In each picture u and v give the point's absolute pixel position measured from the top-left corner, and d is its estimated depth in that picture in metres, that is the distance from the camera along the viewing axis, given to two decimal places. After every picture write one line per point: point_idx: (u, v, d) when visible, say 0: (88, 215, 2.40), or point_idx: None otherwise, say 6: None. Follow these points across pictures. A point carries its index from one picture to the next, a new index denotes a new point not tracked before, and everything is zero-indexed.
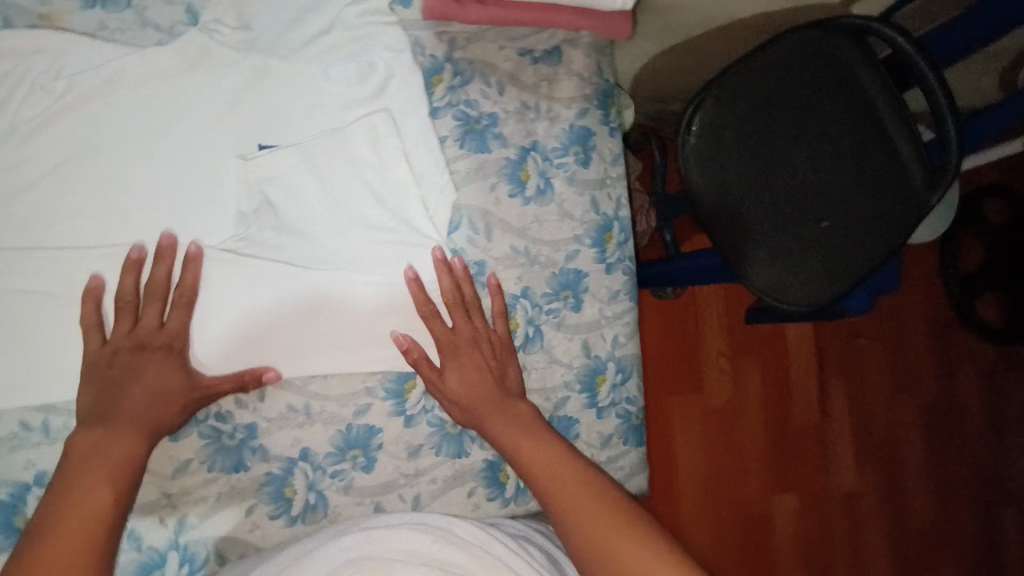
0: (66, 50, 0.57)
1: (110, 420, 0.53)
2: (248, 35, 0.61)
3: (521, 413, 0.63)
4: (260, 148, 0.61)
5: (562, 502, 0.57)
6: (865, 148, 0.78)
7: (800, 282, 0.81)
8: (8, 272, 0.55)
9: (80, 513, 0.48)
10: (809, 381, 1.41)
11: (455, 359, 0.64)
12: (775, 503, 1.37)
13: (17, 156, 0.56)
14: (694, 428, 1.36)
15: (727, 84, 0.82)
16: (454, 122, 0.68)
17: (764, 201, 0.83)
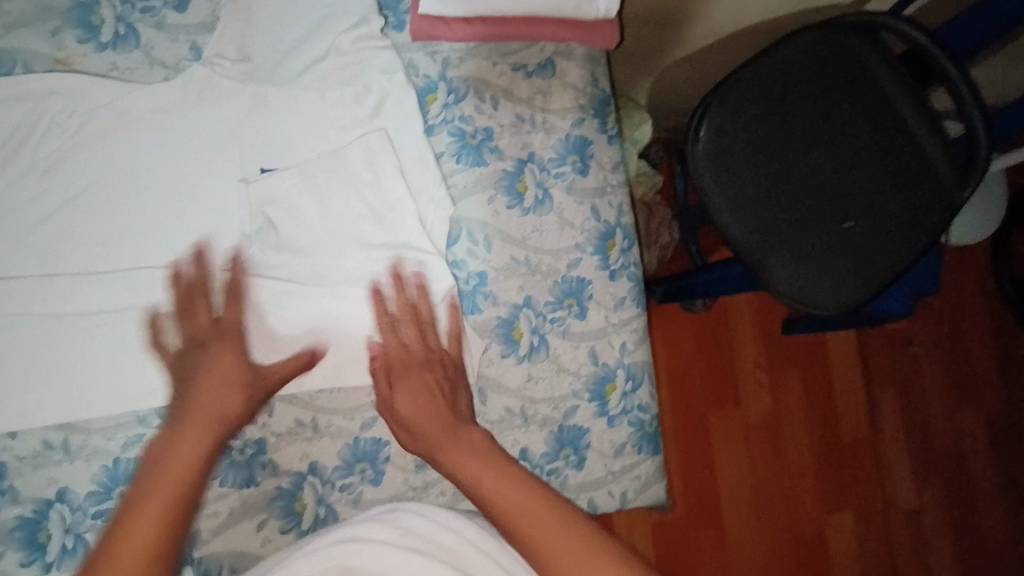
0: (82, 90, 0.61)
1: (177, 427, 0.53)
2: (248, 67, 0.65)
3: (469, 436, 0.57)
4: (262, 171, 0.65)
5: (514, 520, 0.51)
6: (888, 146, 0.82)
7: (828, 284, 0.82)
8: (29, 298, 0.59)
9: (134, 525, 0.46)
10: (854, 390, 1.37)
11: (403, 378, 0.61)
12: (830, 521, 1.33)
13: (38, 189, 0.61)
14: (736, 445, 1.33)
15: (736, 88, 0.85)
16: (449, 138, 0.70)
17: (784, 202, 0.84)
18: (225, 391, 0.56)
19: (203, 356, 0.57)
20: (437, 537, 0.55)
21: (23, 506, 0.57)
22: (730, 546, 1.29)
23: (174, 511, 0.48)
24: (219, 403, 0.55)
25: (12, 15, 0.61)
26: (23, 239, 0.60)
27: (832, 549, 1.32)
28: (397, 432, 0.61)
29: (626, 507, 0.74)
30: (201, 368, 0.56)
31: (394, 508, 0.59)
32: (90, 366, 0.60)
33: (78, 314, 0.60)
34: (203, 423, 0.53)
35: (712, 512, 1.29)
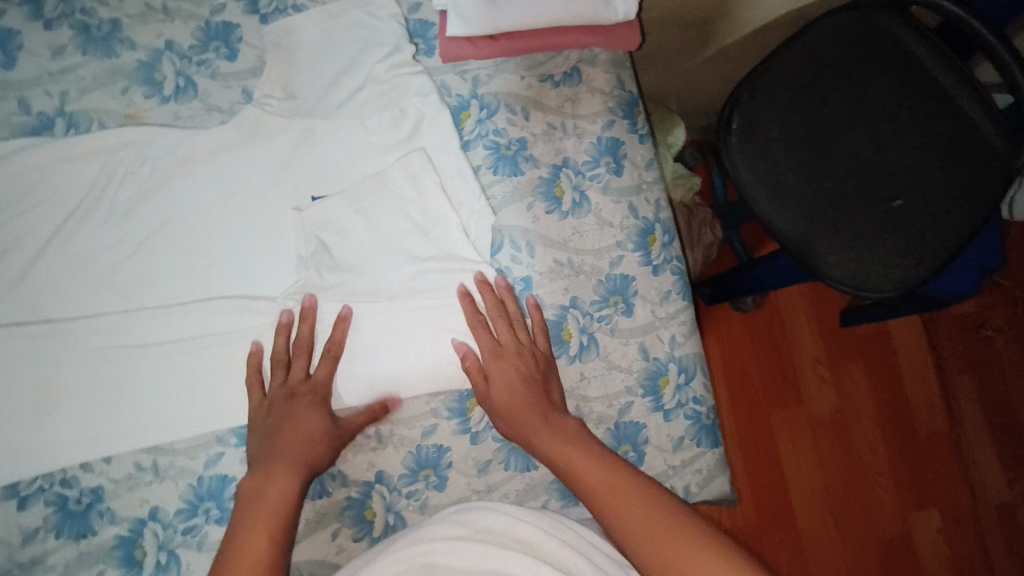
0: (150, 140, 0.67)
1: (266, 468, 0.58)
2: (294, 104, 0.71)
3: (565, 425, 0.62)
4: (312, 199, 0.69)
5: (609, 507, 0.55)
6: (930, 120, 0.80)
7: (881, 267, 0.80)
8: (115, 332, 0.64)
9: (241, 552, 0.52)
10: (925, 379, 1.33)
11: (499, 365, 0.66)
12: (914, 518, 1.27)
13: (116, 234, 0.66)
14: (803, 445, 1.29)
15: (764, 80, 0.85)
16: (485, 151, 0.74)
17: (826, 187, 0.83)
18: (307, 440, 0.61)
19: (289, 409, 0.62)
20: (510, 531, 0.57)
21: (119, 525, 0.61)
22: (808, 551, 1.24)
23: (275, 540, 0.54)
24: (301, 447, 0.60)
25: (86, 79, 0.68)
26: (107, 279, 0.65)
27: (919, 548, 1.26)
28: (493, 418, 0.66)
29: (690, 501, 0.73)
30: (287, 420, 0.61)
31: (464, 508, 0.61)
32: (172, 391, 0.64)
33: (159, 343, 0.65)
34: (290, 465, 0.59)
35: (786, 515, 1.25)
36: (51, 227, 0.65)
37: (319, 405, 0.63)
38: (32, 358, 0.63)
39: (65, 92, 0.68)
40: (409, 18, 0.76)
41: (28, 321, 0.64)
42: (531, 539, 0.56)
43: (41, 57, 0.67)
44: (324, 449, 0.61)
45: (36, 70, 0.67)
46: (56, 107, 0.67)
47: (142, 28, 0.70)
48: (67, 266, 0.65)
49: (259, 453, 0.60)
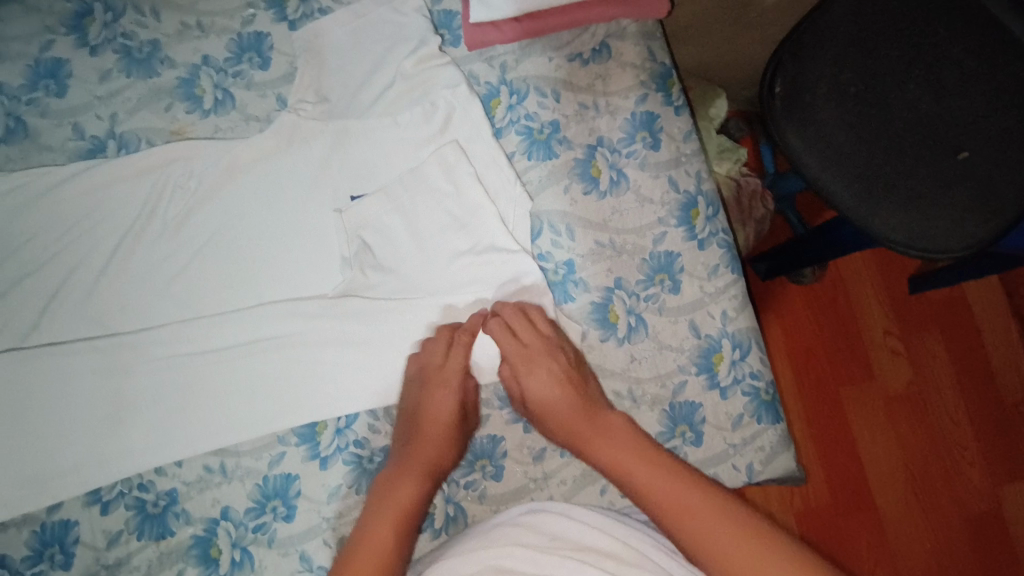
0: (196, 154, 0.70)
1: (402, 465, 0.62)
2: (327, 106, 0.72)
3: (609, 425, 0.63)
4: (351, 199, 0.70)
5: (667, 510, 0.57)
6: (1002, 63, 0.70)
7: (950, 222, 0.74)
8: (177, 341, 0.67)
9: (367, 551, 0.56)
10: (1010, 344, 1.26)
11: (535, 373, 0.66)
12: (1005, 492, 1.20)
13: (172, 246, 0.69)
14: (877, 419, 1.24)
15: (804, 38, 0.81)
16: (518, 137, 0.73)
17: (881, 145, 0.78)
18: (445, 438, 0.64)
19: (428, 395, 0.66)
20: (582, 538, 0.58)
21: (195, 525, 0.62)
22: (889, 531, 1.19)
23: (400, 539, 0.58)
24: (434, 447, 0.64)
25: (133, 101, 0.71)
26: (165, 291, 0.68)
27: (1013, 524, 1.19)
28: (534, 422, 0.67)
29: (754, 481, 0.70)
30: (423, 410, 0.65)
31: (531, 509, 0.63)
32: (232, 395, 0.66)
33: (217, 350, 0.67)
34: (421, 464, 0.62)
35: (862, 494, 1.20)
36: (111, 244, 0.68)
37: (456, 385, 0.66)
38: (99, 371, 0.66)
39: (114, 114, 0.70)
40: (433, 10, 0.76)
41: (96, 335, 0.66)
42: (606, 549, 0.57)
43: (89, 83, 0.71)
44: (451, 448, 0.65)
45: (86, 95, 0.70)
46: (107, 130, 0.70)
47: (180, 46, 0.72)
48: (127, 281, 0.68)
49: (399, 445, 0.65)
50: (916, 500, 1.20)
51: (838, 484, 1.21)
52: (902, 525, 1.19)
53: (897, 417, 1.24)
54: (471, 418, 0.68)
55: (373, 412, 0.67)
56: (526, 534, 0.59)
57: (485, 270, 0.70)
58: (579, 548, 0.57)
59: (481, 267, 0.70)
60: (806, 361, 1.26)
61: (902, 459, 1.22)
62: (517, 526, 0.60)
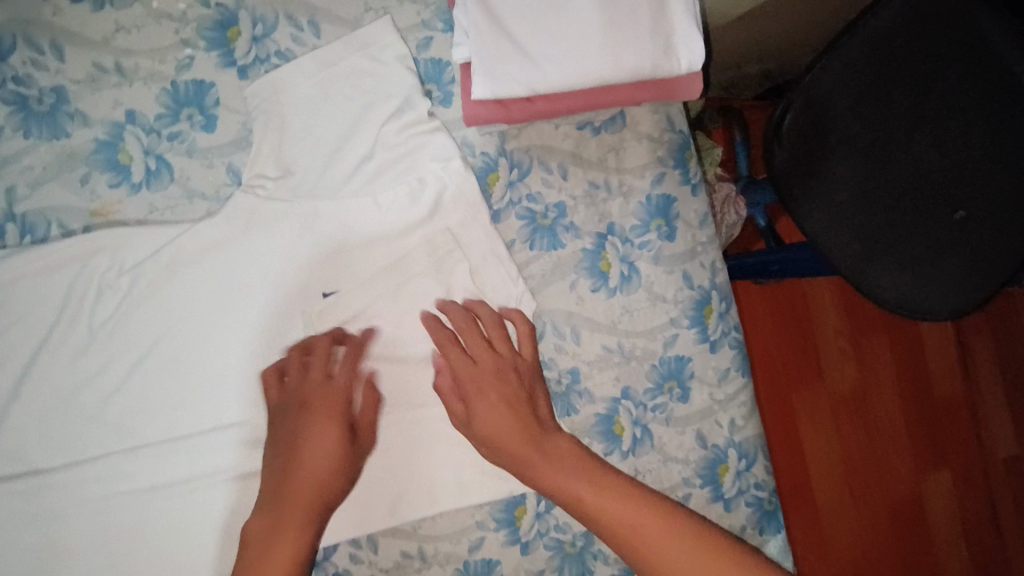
0: (126, 242, 0.56)
1: (274, 512, 0.52)
2: (292, 181, 0.59)
3: (558, 451, 0.55)
4: (324, 295, 0.60)
5: (619, 532, 0.51)
6: (1008, 120, 0.67)
7: (938, 291, 0.74)
8: (117, 475, 0.56)
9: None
10: (942, 343, 1.33)
11: (478, 399, 0.57)
12: (925, 482, 1.30)
13: (99, 360, 0.56)
14: (823, 418, 1.27)
15: (818, 80, 0.74)
16: (518, 222, 0.64)
17: (882, 201, 0.75)
18: (330, 469, 0.54)
19: (314, 419, 0.55)
20: None
21: None
22: (825, 523, 1.25)
23: None
24: (315, 487, 0.53)
25: (36, 170, 0.57)
26: (97, 414, 0.56)
27: (928, 508, 1.29)
28: (478, 442, 0.58)
29: None
30: (303, 444, 0.54)
31: None
32: (184, 535, 0.57)
33: (166, 486, 0.57)
34: (302, 510, 0.52)
35: (807, 494, 1.25)
36: (22, 358, 0.55)
37: (344, 396, 0.56)
38: (23, 513, 0.55)
39: (12, 188, 0.56)
40: (418, 57, 0.63)
41: (13, 473, 0.55)
42: None
43: None
44: (345, 481, 0.55)
45: None
46: (5, 210, 0.56)
47: (94, 97, 0.57)
48: (47, 403, 0.56)
49: (273, 482, 0.53)
50: (851, 493, 1.27)
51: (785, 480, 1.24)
52: (837, 517, 1.26)
53: (842, 416, 1.28)
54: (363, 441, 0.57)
55: (355, 541, 0.61)
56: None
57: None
58: None
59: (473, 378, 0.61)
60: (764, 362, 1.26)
61: (841, 455, 1.27)
62: None
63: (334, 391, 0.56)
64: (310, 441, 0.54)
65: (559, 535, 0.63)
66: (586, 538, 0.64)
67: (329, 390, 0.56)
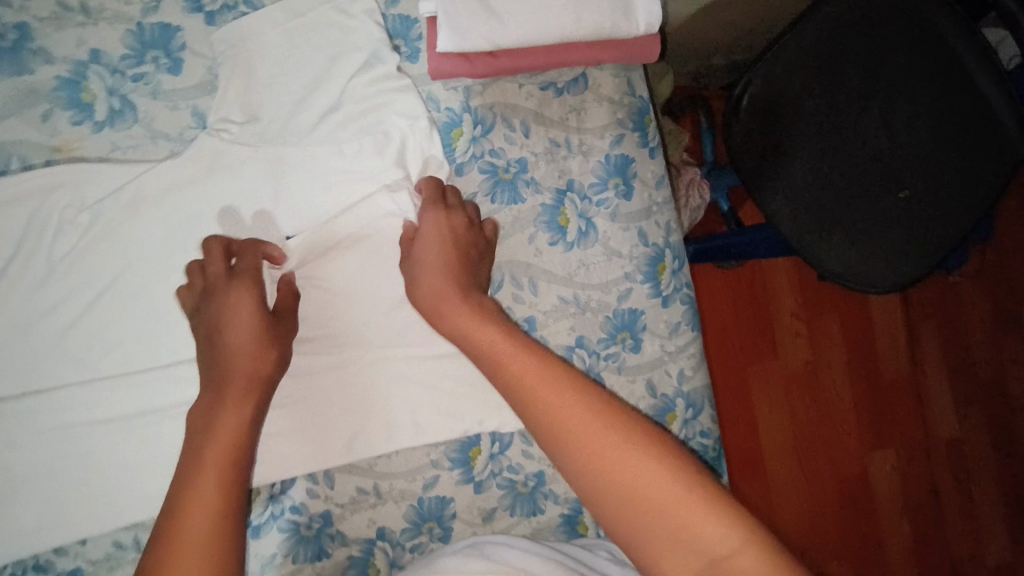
0: (88, 178, 0.57)
1: (217, 393, 0.52)
2: (258, 127, 0.60)
3: (486, 308, 0.56)
4: (287, 239, 0.61)
5: (534, 407, 0.48)
6: (952, 98, 0.71)
7: (882, 264, 0.80)
8: (75, 406, 0.57)
9: (191, 510, 0.45)
10: (894, 327, 1.38)
11: (429, 243, 0.59)
12: (870, 458, 1.35)
13: (59, 294, 0.57)
14: (774, 392, 1.33)
15: (770, 63, 0.79)
16: (480, 175, 0.65)
17: (832, 177, 0.80)
18: (258, 348, 0.54)
19: (223, 302, 0.55)
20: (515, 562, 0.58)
21: None
22: (770, 489, 1.31)
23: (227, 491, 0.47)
24: (249, 362, 0.53)
25: None
26: (56, 347, 0.57)
27: (873, 484, 1.35)
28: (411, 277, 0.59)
29: None
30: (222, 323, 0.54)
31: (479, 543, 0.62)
32: (140, 464, 0.58)
33: (125, 418, 0.58)
34: (241, 387, 0.52)
35: (753, 459, 1.31)
36: None
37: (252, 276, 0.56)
38: None
39: None
40: (387, 13, 0.65)
41: None
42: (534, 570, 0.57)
43: None
44: (278, 354, 0.55)
45: None
46: None
47: (59, 34, 0.58)
48: (3, 334, 0.56)
49: (207, 370, 0.54)
50: (797, 463, 1.33)
51: (735, 448, 1.32)
52: (782, 485, 1.32)
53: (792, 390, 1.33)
54: (287, 319, 0.57)
55: (313, 476, 0.63)
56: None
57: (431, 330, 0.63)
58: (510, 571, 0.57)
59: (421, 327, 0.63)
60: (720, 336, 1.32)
61: (788, 426, 1.33)
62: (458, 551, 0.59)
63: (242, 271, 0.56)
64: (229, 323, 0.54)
65: (511, 475, 0.67)
66: (538, 478, 0.68)
67: (238, 276, 0.56)
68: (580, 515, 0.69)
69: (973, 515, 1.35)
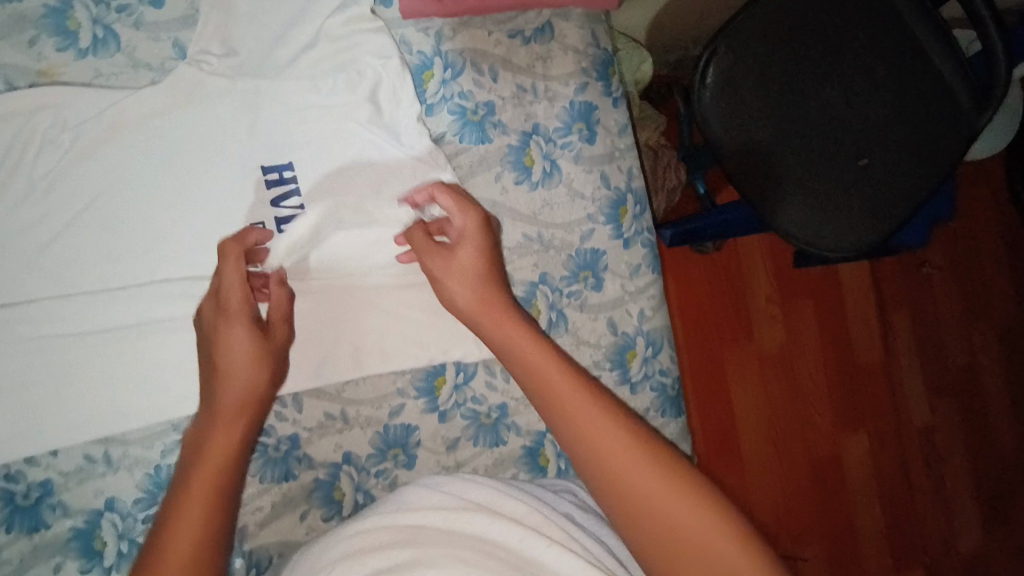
0: (71, 102, 0.59)
1: (205, 418, 0.52)
2: (236, 61, 0.63)
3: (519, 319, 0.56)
4: (263, 170, 0.64)
5: (572, 425, 0.47)
6: (907, 77, 0.84)
7: (845, 228, 0.85)
8: (50, 320, 0.59)
9: (169, 532, 0.45)
10: (866, 313, 1.40)
11: (467, 247, 0.59)
12: (844, 443, 1.38)
13: (38, 211, 0.59)
14: (751, 379, 1.32)
15: (738, 32, 0.84)
16: (450, 116, 0.68)
17: (798, 144, 0.86)
18: (254, 361, 0.54)
19: (220, 328, 0.54)
20: (494, 504, 0.54)
21: (74, 517, 0.60)
22: (748, 475, 1.31)
23: (211, 509, 0.47)
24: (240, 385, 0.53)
25: None
26: (33, 262, 0.59)
27: (847, 467, 1.37)
28: (446, 286, 0.58)
29: None
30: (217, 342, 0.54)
31: (461, 478, 0.58)
32: (115, 377, 0.61)
33: (100, 332, 0.61)
34: (230, 416, 0.52)
35: (730, 448, 1.30)
36: None
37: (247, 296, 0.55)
38: None
39: None
40: None
41: None
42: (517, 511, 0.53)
43: None
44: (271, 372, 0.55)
45: None
46: None
47: None
48: None
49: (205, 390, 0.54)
50: (773, 449, 1.33)
51: (714, 436, 1.30)
52: (760, 471, 1.32)
53: (769, 377, 1.33)
54: (278, 333, 0.57)
55: (281, 400, 0.64)
56: (443, 549, 0.47)
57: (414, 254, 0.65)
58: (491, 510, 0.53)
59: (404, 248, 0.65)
60: (699, 322, 1.30)
61: (765, 414, 1.33)
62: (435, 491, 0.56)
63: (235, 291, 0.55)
64: (223, 348, 0.54)
65: (475, 406, 0.70)
66: (501, 410, 0.70)
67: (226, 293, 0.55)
68: (542, 447, 0.71)
69: (941, 494, 1.42)
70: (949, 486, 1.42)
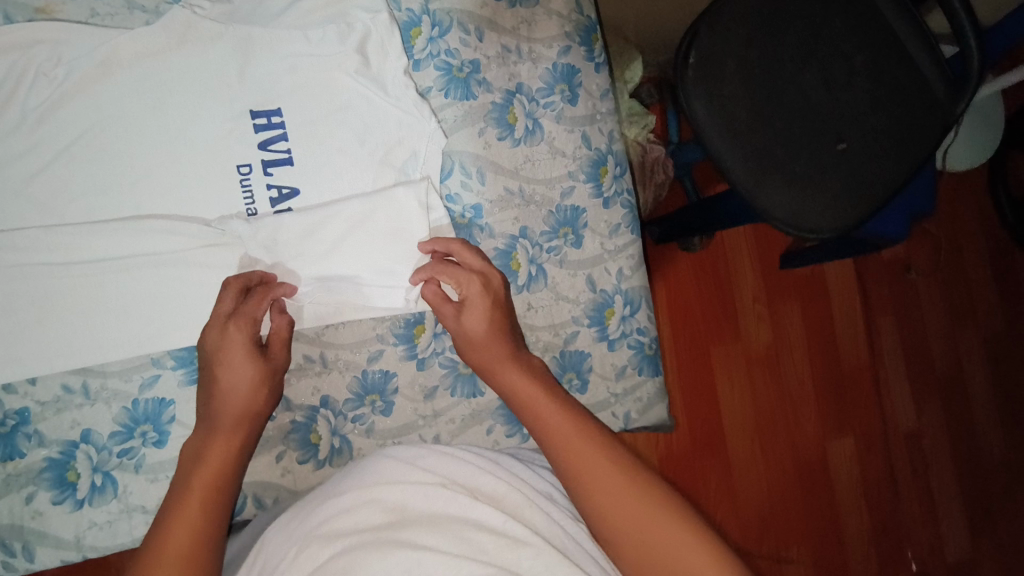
0: (66, 38, 0.61)
1: (206, 428, 0.57)
2: (227, 8, 0.65)
3: (530, 363, 0.62)
4: (252, 114, 0.65)
5: (568, 459, 0.53)
6: (884, 65, 0.85)
7: (821, 209, 0.85)
8: (33, 248, 0.60)
9: (168, 539, 0.49)
10: (853, 315, 1.39)
11: (477, 308, 0.63)
12: (831, 447, 1.35)
13: (29, 142, 0.61)
14: (738, 378, 1.31)
15: (719, 14, 0.86)
16: (436, 72, 0.70)
17: (779, 124, 0.86)
18: (251, 385, 0.58)
19: (223, 350, 0.59)
20: (473, 481, 0.55)
21: (49, 447, 0.61)
22: (734, 475, 1.29)
23: (207, 514, 0.52)
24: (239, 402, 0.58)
25: None
26: (20, 190, 0.61)
27: (835, 472, 1.35)
28: (460, 346, 0.64)
29: (629, 428, 0.76)
30: (218, 362, 0.58)
31: (439, 451, 0.59)
32: (95, 310, 0.62)
33: (84, 263, 0.62)
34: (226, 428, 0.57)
35: (716, 447, 1.28)
36: None
37: (248, 330, 0.59)
38: None
39: None
40: None
41: None
42: (494, 491, 0.54)
43: None
44: (266, 395, 0.59)
45: None
46: None
47: None
48: None
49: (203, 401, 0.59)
50: (760, 450, 1.31)
51: (700, 434, 1.28)
52: (746, 473, 1.30)
53: (755, 377, 1.33)
54: (277, 357, 0.61)
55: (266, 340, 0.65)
56: (434, 536, 0.48)
57: (409, 199, 0.67)
58: (470, 489, 0.54)
59: (398, 192, 0.67)
60: (686, 318, 1.30)
61: (752, 413, 1.31)
62: (411, 463, 0.56)
63: (237, 326, 0.59)
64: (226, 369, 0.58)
65: (453, 355, 0.70)
66: None
67: (237, 316, 0.60)
68: None
69: (929, 504, 1.39)
70: (937, 496, 1.40)
